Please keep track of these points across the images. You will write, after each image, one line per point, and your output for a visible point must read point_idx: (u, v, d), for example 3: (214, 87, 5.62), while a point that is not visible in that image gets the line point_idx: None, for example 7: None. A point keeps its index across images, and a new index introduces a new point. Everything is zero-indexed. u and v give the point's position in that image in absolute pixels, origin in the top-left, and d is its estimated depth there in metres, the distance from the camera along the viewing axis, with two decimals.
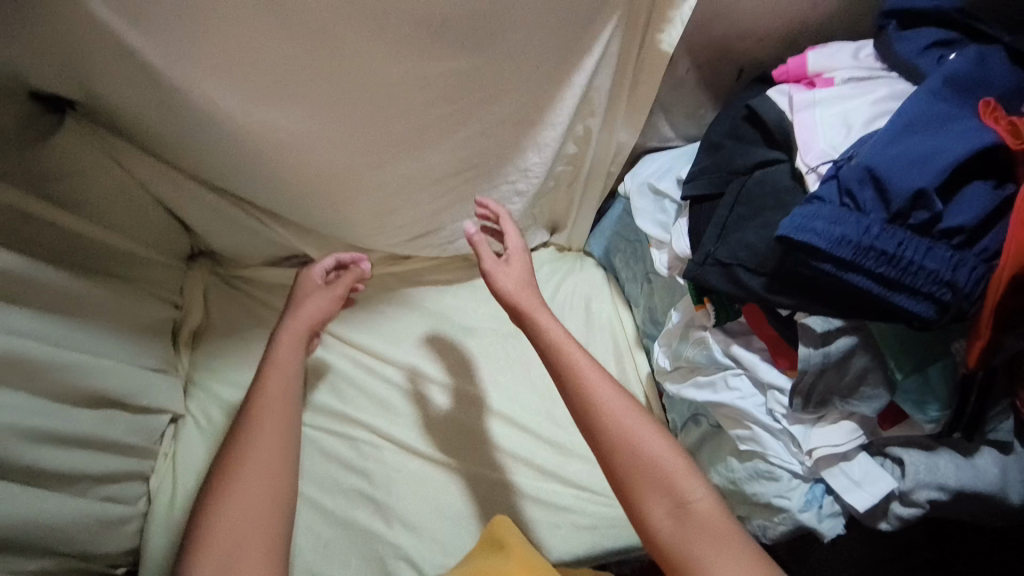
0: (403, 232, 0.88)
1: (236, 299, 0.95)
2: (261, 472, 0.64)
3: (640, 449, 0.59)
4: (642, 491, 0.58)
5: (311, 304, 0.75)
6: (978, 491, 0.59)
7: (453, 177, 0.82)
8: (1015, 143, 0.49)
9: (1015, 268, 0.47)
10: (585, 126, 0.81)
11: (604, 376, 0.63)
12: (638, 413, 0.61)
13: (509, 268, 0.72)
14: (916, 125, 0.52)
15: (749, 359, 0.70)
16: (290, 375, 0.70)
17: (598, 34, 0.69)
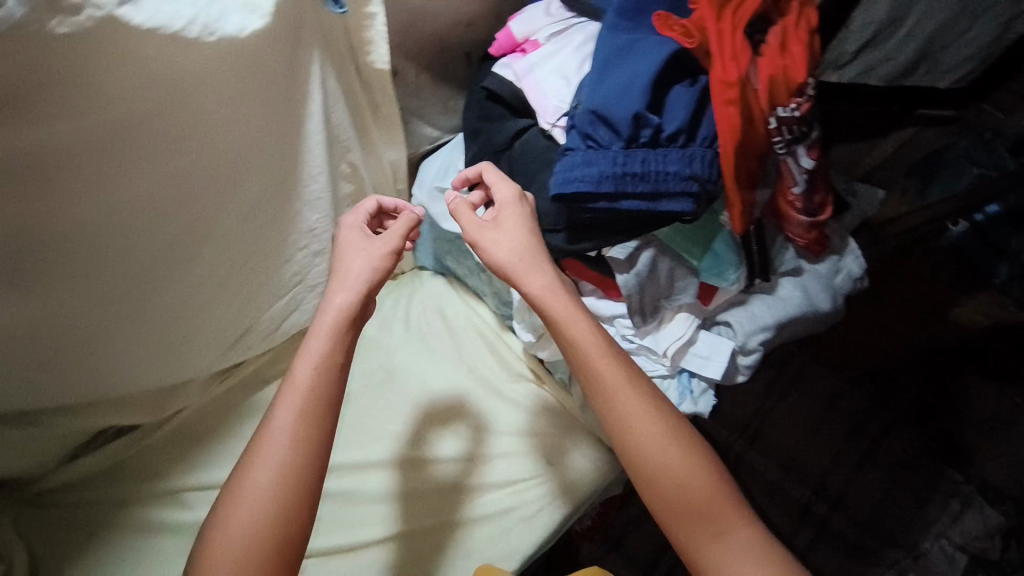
0: (212, 349, 0.79)
1: (70, 515, 0.83)
2: (283, 470, 0.58)
3: (688, 483, 0.60)
4: (683, 521, 0.60)
5: (347, 260, 0.67)
6: (790, 315, 0.73)
7: (238, 275, 0.73)
8: (688, 44, 0.58)
9: (731, 141, 0.57)
10: (349, 163, 0.76)
11: (658, 410, 0.62)
12: (689, 446, 0.61)
13: (499, 233, 0.63)
14: (612, 60, 0.58)
15: (587, 301, 0.76)
16: (335, 360, 0.62)
17: (309, 76, 0.65)
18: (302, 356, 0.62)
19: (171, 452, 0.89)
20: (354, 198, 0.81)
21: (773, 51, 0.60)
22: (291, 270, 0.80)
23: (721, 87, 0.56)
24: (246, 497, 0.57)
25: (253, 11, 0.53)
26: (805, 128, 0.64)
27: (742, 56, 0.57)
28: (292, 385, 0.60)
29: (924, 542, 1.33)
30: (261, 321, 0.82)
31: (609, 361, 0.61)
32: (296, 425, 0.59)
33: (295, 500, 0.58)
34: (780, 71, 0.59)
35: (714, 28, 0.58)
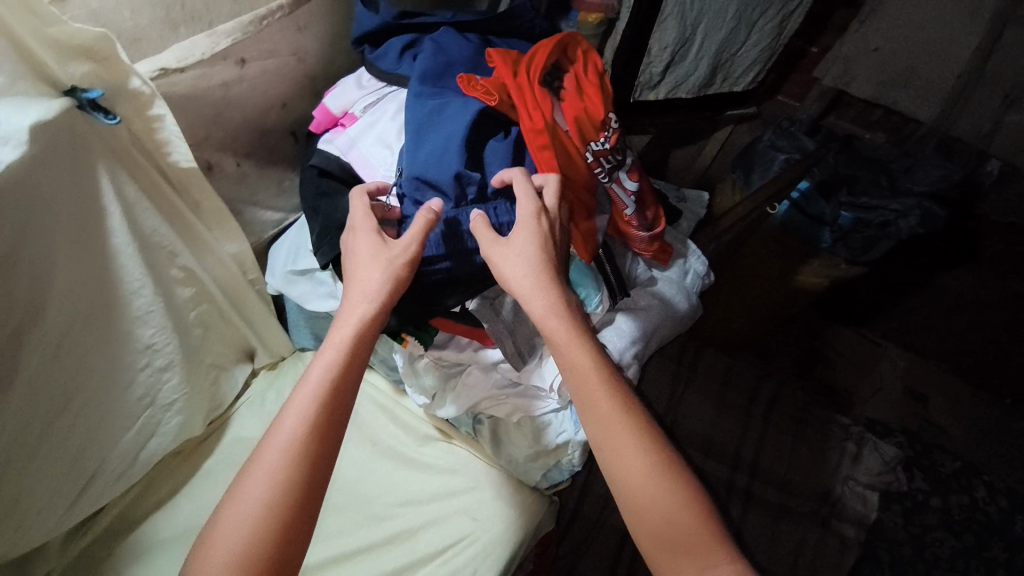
0: (52, 506, 0.68)
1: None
2: (285, 483, 0.49)
3: (671, 514, 0.53)
4: (668, 559, 0.53)
5: (362, 266, 0.60)
6: (652, 322, 0.81)
7: (65, 415, 0.64)
8: (492, 103, 0.66)
9: (553, 179, 0.65)
10: (180, 266, 0.72)
11: (645, 433, 0.57)
12: (677, 475, 0.55)
13: (508, 249, 0.61)
14: (424, 128, 0.65)
15: (468, 356, 0.80)
16: (353, 370, 0.56)
17: (99, 194, 0.59)
18: (318, 358, 0.56)
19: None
20: (199, 298, 0.78)
21: (571, 96, 0.71)
22: (136, 393, 0.72)
23: (533, 137, 0.65)
24: (230, 517, 0.48)
25: (3, 142, 0.47)
26: (618, 155, 0.75)
27: (543, 106, 0.66)
28: (307, 384, 0.54)
29: (836, 487, 1.46)
30: (111, 460, 0.73)
31: (608, 387, 0.58)
32: (303, 435, 0.51)
33: (292, 532, 0.49)
34: (581, 111, 0.70)
35: (513, 87, 0.67)
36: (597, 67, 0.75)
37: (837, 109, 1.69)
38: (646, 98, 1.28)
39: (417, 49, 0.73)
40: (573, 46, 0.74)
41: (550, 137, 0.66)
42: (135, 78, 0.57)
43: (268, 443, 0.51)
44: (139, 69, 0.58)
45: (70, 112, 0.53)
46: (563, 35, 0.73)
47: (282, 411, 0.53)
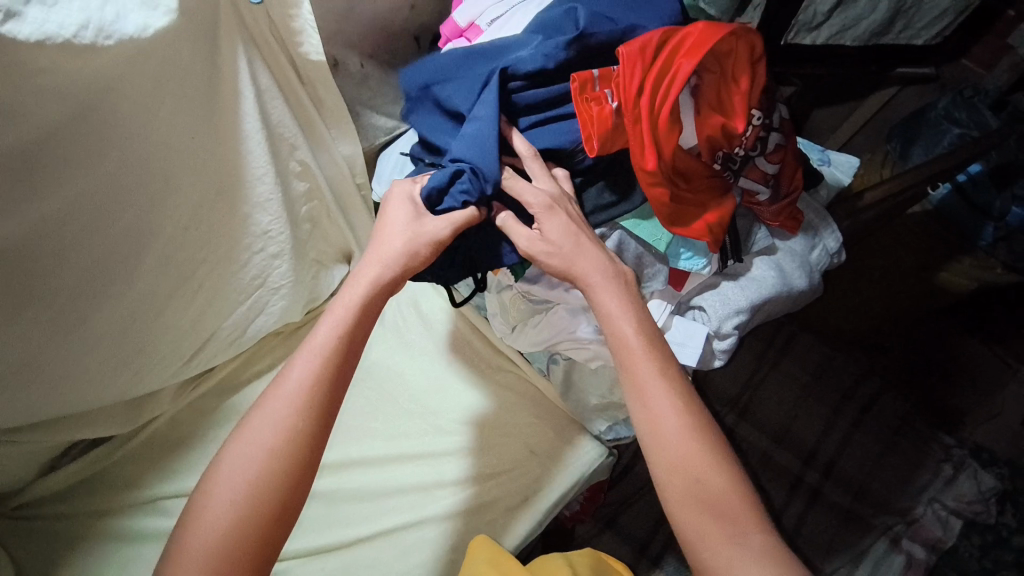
0: (176, 358, 0.78)
1: (26, 530, 0.80)
2: (297, 427, 0.53)
3: (704, 476, 0.52)
4: (700, 523, 0.51)
5: (393, 237, 0.61)
6: (765, 293, 0.73)
7: (189, 281, 0.71)
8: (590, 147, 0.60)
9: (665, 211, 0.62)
10: (297, 160, 0.76)
11: (687, 400, 0.55)
12: (718, 441, 0.54)
13: (551, 227, 0.59)
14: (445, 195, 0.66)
15: (557, 295, 0.76)
16: (357, 324, 0.58)
17: (234, 71, 0.62)
18: (334, 314, 0.57)
19: (143, 461, 0.87)
20: (311, 195, 0.82)
21: (707, 111, 0.63)
22: (250, 273, 0.78)
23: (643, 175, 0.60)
24: (256, 436, 0.52)
25: (155, 8, 0.51)
26: (755, 151, 0.67)
27: (670, 138, 0.60)
28: (330, 331, 0.56)
29: (916, 507, 1.33)
30: (223, 328, 0.81)
31: (650, 353, 0.56)
32: (315, 382, 0.54)
33: (290, 461, 0.52)
34: (717, 129, 0.63)
35: (637, 111, 0.59)
36: (747, 67, 0.63)
37: None
38: (800, 42, 1.09)
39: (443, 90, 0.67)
40: (726, 39, 0.61)
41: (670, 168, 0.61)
42: None
43: (286, 387, 0.54)
44: None
45: None
46: (716, 28, 0.60)
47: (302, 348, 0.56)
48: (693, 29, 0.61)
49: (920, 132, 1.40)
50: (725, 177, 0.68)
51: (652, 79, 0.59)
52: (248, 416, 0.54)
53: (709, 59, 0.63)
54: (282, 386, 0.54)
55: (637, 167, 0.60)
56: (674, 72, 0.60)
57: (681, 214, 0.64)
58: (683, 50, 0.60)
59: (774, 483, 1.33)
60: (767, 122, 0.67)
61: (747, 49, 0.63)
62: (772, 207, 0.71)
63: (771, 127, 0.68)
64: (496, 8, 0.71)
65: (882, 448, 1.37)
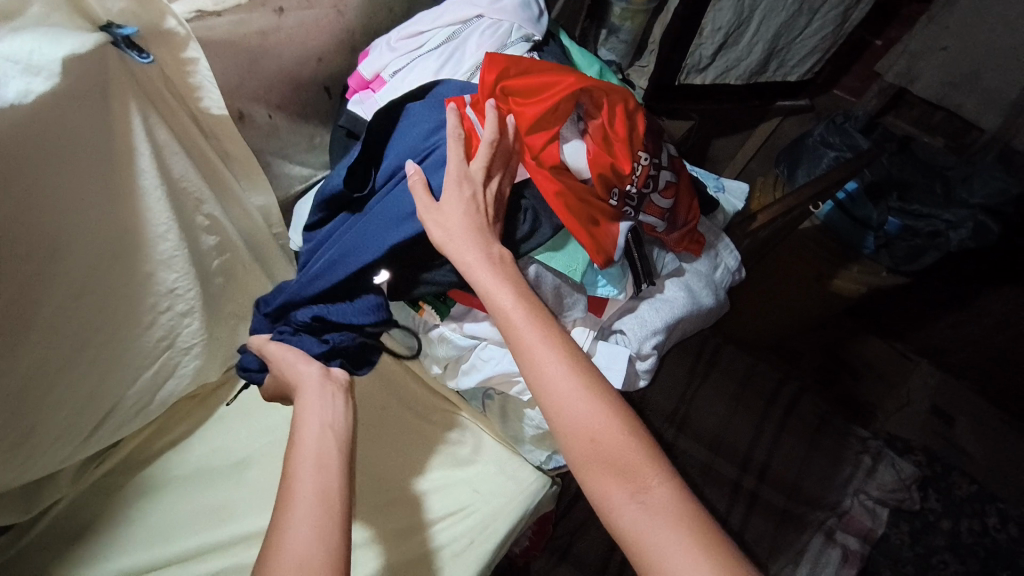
0: (75, 434, 0.71)
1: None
2: (323, 507, 0.53)
3: (596, 430, 0.53)
4: (601, 477, 0.52)
5: (294, 362, 0.68)
6: (677, 314, 0.77)
7: (85, 350, 0.66)
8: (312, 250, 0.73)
9: (574, 225, 0.65)
10: (206, 215, 0.74)
11: (575, 362, 0.57)
12: (609, 395, 0.56)
13: (443, 211, 0.61)
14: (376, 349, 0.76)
15: (482, 330, 0.77)
16: (327, 432, 0.61)
17: (128, 130, 0.60)
18: (305, 418, 0.62)
19: (44, 552, 0.77)
20: (223, 248, 0.79)
21: (596, 150, 0.66)
22: (156, 334, 0.74)
23: (548, 190, 0.65)
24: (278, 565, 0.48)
25: (37, 73, 0.48)
26: (650, 187, 0.72)
27: (551, 156, 0.66)
28: (306, 444, 0.59)
29: (845, 500, 1.42)
30: (128, 398, 0.76)
31: (533, 323, 0.58)
32: (317, 488, 0.55)
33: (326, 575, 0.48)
34: (607, 168, 0.66)
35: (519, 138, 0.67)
36: (625, 112, 0.68)
37: (896, 107, 1.65)
38: (692, 82, 1.20)
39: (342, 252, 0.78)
40: (602, 87, 0.67)
41: (571, 191, 0.66)
42: (172, 19, 0.58)
43: (296, 481, 0.55)
44: (176, 10, 0.59)
45: (104, 47, 0.54)
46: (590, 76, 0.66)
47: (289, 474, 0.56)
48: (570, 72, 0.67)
49: (802, 157, 1.56)
50: (624, 212, 0.71)
51: (541, 112, 0.64)
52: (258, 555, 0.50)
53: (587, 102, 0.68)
54: (292, 484, 0.55)
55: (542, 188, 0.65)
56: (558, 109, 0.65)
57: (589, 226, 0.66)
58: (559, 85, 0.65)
59: (715, 492, 1.38)
60: (657, 162, 0.72)
61: (621, 96, 0.68)
62: (674, 233, 0.77)
63: (661, 164, 0.73)
64: (400, 59, 0.75)
65: (807, 448, 1.47)
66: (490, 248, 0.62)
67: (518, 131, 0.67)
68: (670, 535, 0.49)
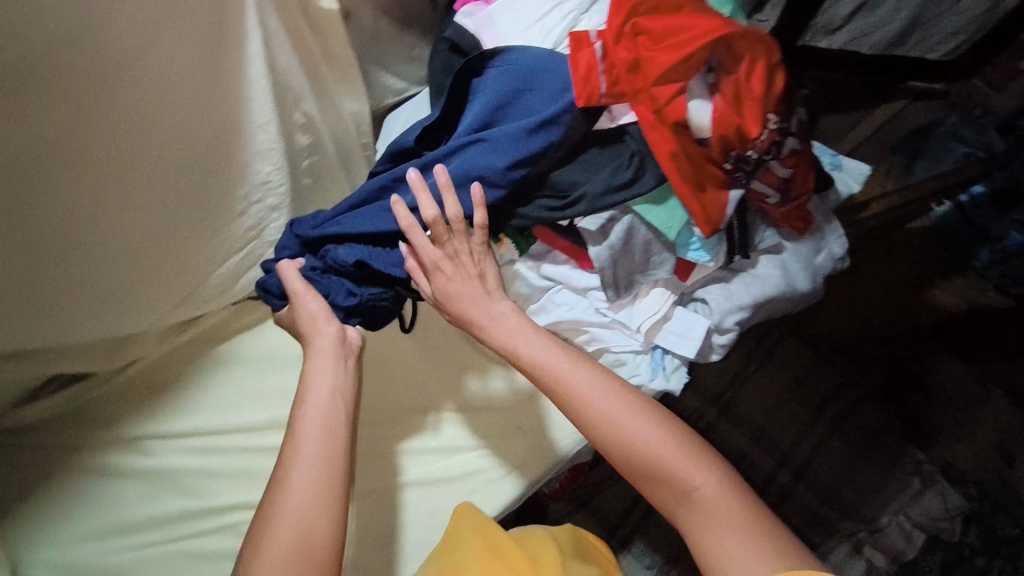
0: (162, 310, 0.75)
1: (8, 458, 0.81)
2: (316, 479, 0.57)
3: (634, 444, 0.58)
4: (647, 483, 0.58)
5: (313, 315, 0.66)
6: (768, 293, 0.71)
7: (180, 226, 0.69)
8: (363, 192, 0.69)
9: (683, 189, 0.60)
10: (303, 113, 0.73)
11: (598, 383, 0.61)
12: (642, 411, 0.59)
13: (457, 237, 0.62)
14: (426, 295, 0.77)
15: (560, 273, 0.72)
16: (327, 406, 0.62)
17: (239, 9, 0.60)
18: (314, 378, 0.63)
19: (124, 403, 0.86)
20: (314, 150, 0.79)
21: (723, 108, 0.60)
22: (245, 223, 0.76)
23: (662, 148, 0.59)
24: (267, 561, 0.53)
25: None
26: (772, 155, 0.64)
27: (673, 111, 0.59)
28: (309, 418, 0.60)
29: (882, 517, 1.36)
30: (211, 281, 0.77)
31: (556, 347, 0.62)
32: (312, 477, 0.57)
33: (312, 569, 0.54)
34: (731, 129, 0.60)
35: (642, 84, 0.59)
36: (764, 71, 0.60)
37: None
38: (816, 41, 1.14)
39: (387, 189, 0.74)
40: (744, 40, 0.59)
41: (685, 152, 0.60)
42: None
43: (291, 453, 0.58)
44: None
45: None
46: (735, 25, 0.58)
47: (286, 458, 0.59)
48: (711, 18, 0.59)
49: (927, 147, 1.38)
50: (736, 179, 0.64)
51: (672, 61, 0.58)
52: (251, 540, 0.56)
53: (722, 55, 0.61)
54: (287, 458, 0.59)
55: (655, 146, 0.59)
56: (691, 58, 0.58)
57: (696, 193, 0.61)
58: (698, 33, 0.58)
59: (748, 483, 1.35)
60: (785, 128, 0.64)
61: (765, 52, 0.61)
62: (783, 205, 0.70)
63: (789, 131, 0.65)
64: None
65: (855, 457, 1.40)
66: (489, 276, 0.65)
67: (645, 75, 0.59)
68: (718, 527, 0.54)
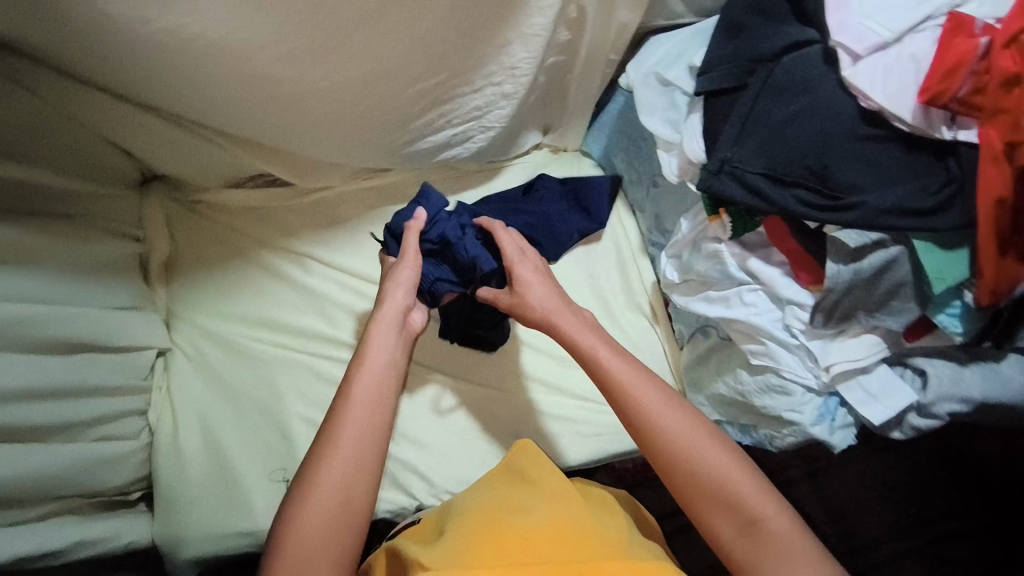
0: (370, 153, 0.80)
1: (205, 226, 0.93)
2: (363, 451, 0.60)
3: (705, 470, 0.62)
4: (709, 510, 0.61)
5: (396, 286, 0.73)
6: (1002, 400, 0.60)
7: (427, 78, 0.70)
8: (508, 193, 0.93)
9: (988, 244, 0.51)
10: (578, 7, 0.70)
11: (672, 407, 0.65)
12: (712, 441, 0.64)
13: (523, 266, 0.76)
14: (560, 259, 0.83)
15: (767, 274, 0.65)
16: (382, 369, 0.65)
17: None
18: (375, 346, 0.66)
19: (303, 218, 0.96)
20: (566, 49, 0.76)
21: None
22: (475, 100, 0.76)
23: (989, 189, 0.50)
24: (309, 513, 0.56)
25: None
26: None
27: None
28: (364, 377, 0.64)
29: None
30: (420, 142, 0.80)
31: (636, 370, 0.67)
32: (360, 437, 0.61)
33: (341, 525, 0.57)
34: None
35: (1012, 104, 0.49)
36: None
37: None
38: None
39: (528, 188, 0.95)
40: None
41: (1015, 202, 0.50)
42: None
43: (343, 420, 0.61)
44: None
45: None
46: None
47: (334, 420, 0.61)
48: None
49: None
50: None
51: None
52: (292, 489, 0.59)
53: None
54: (337, 420, 0.61)
55: (981, 182, 0.50)
56: None
57: (998, 256, 0.51)
58: None
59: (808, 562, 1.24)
60: None
61: None
62: None
63: None
64: None
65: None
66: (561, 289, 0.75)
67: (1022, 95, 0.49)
68: (782, 560, 0.58)
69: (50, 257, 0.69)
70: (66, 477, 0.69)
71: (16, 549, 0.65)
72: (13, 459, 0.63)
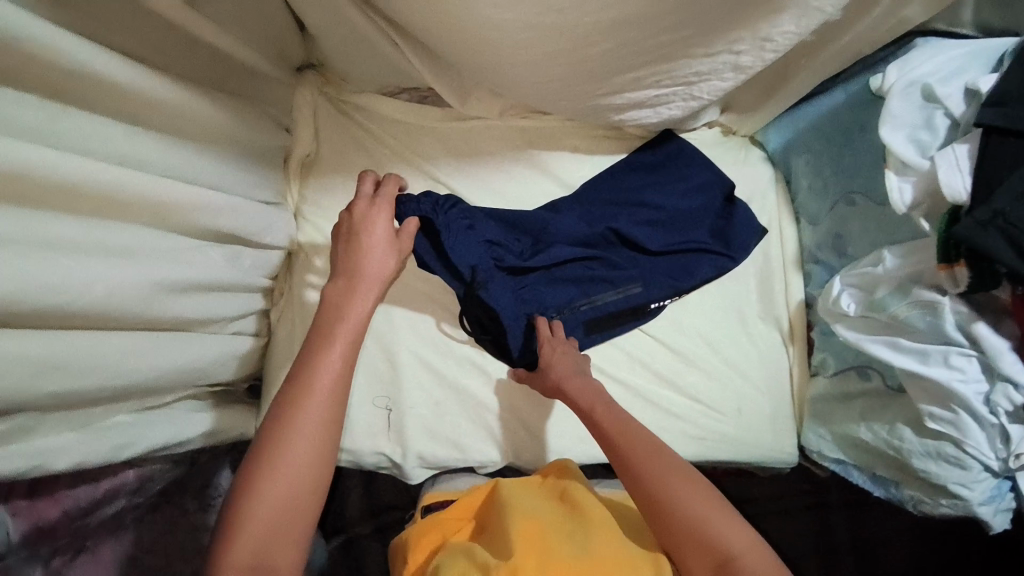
0: (556, 97, 0.73)
1: (348, 132, 0.88)
2: (307, 473, 0.59)
3: (711, 544, 0.59)
4: None
5: (378, 263, 0.68)
6: None
7: (675, 31, 0.62)
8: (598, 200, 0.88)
9: None
10: None
11: (671, 470, 0.63)
12: (720, 514, 0.61)
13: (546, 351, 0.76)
14: (627, 274, 0.86)
15: (994, 345, 0.59)
16: (342, 369, 0.62)
17: None
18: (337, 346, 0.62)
19: (442, 145, 0.89)
20: None
21: None
22: (703, 66, 0.67)
23: None
24: (253, 523, 0.56)
25: None
26: None
27: None
28: (320, 390, 0.60)
29: None
30: (619, 97, 0.72)
31: (626, 426, 0.66)
32: (309, 446, 0.59)
33: (288, 531, 0.57)
34: None
35: None
36: None
37: None
38: None
39: (682, 154, 0.90)
40: None
41: None
42: None
43: (289, 438, 0.58)
44: None
45: None
46: None
47: (284, 427, 0.59)
48: None
49: None
50: None
51: None
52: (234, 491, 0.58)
53: None
54: (278, 450, 0.58)
55: None
56: None
57: None
58: None
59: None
60: None
61: None
62: None
63: None
64: None
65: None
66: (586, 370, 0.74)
67: None
68: None
69: (223, 140, 0.64)
70: (211, 371, 0.67)
71: (161, 437, 0.63)
72: (179, 350, 0.60)
